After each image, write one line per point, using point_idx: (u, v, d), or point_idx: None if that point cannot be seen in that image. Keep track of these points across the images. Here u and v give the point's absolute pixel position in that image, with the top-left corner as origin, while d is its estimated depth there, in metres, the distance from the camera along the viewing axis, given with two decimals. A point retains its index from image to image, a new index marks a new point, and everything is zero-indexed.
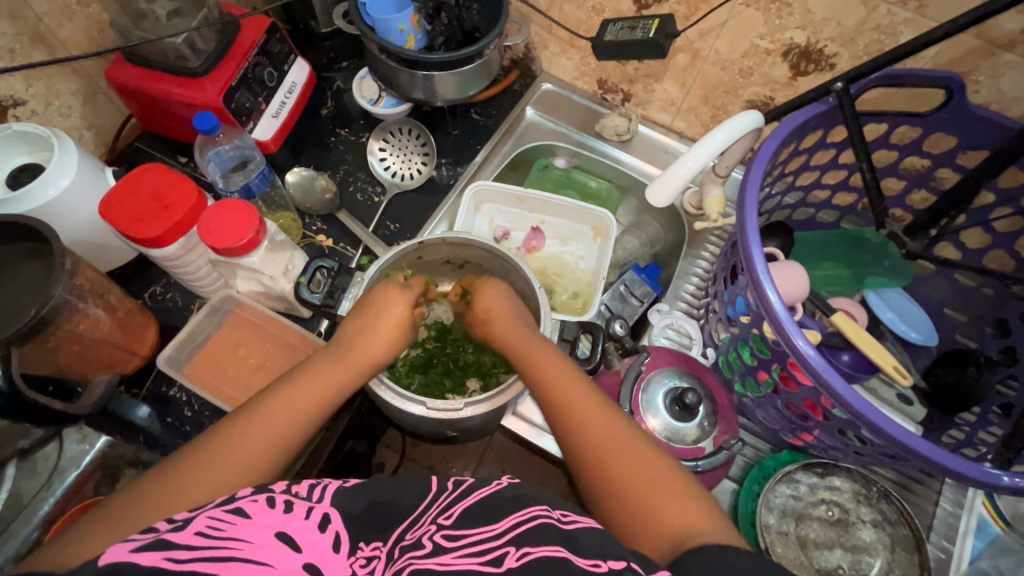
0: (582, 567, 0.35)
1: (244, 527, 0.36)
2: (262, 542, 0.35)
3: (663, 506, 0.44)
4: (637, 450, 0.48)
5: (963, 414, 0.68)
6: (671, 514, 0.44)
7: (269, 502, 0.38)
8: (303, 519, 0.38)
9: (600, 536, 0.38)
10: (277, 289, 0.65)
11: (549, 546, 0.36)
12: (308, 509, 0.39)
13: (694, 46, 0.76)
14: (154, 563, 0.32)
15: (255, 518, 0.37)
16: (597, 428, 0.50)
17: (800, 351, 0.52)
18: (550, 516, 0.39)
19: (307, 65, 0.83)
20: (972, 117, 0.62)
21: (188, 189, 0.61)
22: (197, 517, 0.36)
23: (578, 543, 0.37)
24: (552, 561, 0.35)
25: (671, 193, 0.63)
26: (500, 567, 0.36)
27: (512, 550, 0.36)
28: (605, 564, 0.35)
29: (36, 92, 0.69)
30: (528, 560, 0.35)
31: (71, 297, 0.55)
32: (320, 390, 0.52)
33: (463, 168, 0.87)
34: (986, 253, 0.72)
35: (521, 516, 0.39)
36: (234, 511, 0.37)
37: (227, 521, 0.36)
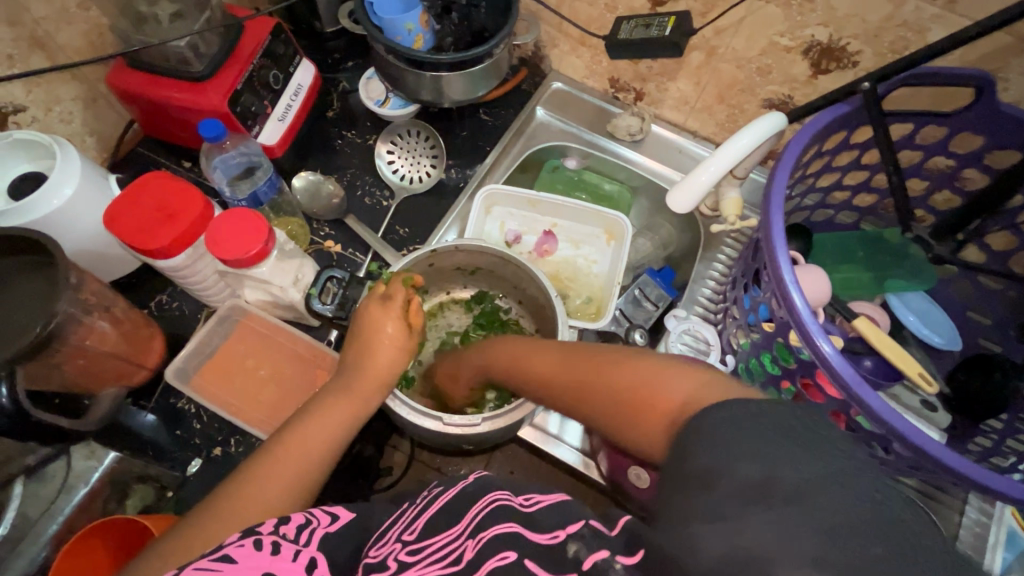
0: (539, 543, 0.33)
1: (233, 571, 0.36)
2: None
3: (650, 395, 0.40)
4: (623, 363, 0.44)
5: (990, 421, 0.67)
6: (669, 393, 0.39)
7: (255, 544, 0.38)
8: (290, 561, 0.38)
9: (559, 507, 0.35)
10: (287, 299, 0.64)
11: (503, 524, 0.35)
12: (297, 551, 0.39)
13: (710, 44, 0.74)
14: None
15: (241, 562, 0.37)
16: (574, 370, 0.47)
17: (830, 363, 0.50)
18: (511, 499, 0.36)
19: (312, 66, 0.81)
20: (1002, 116, 0.60)
21: (192, 197, 0.59)
22: (186, 569, 0.36)
23: (536, 519, 0.34)
24: (506, 541, 0.34)
25: (691, 198, 0.61)
26: (460, 564, 0.34)
27: (470, 541, 0.35)
28: (565, 532, 0.33)
29: (36, 98, 0.67)
30: (484, 542, 0.34)
31: (76, 311, 0.53)
32: (327, 427, 0.52)
33: (473, 170, 0.86)
34: (1012, 255, 0.70)
35: (480, 505, 0.37)
36: (222, 558, 0.37)
37: (216, 568, 0.36)
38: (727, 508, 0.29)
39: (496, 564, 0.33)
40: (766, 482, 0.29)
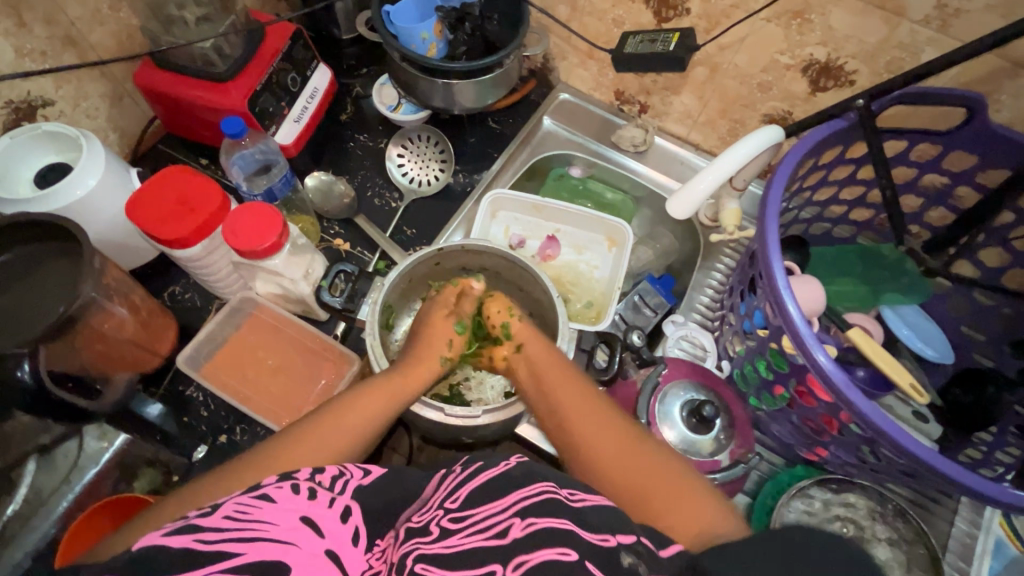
0: (591, 540, 0.36)
1: (268, 511, 0.38)
2: (287, 524, 0.37)
3: (674, 506, 0.45)
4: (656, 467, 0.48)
5: (980, 433, 0.68)
6: (690, 513, 0.44)
7: (293, 488, 0.40)
8: (326, 507, 0.40)
9: (605, 513, 0.39)
10: (297, 292, 0.66)
11: (554, 518, 0.37)
12: (332, 499, 0.41)
13: (714, 60, 0.76)
14: (185, 544, 0.35)
15: (279, 503, 0.39)
16: (600, 433, 0.50)
17: (820, 365, 0.52)
18: (557, 492, 0.40)
19: (329, 71, 0.84)
20: (995, 136, 0.62)
21: (211, 191, 0.62)
22: (224, 503, 0.38)
23: (585, 518, 0.38)
24: (557, 532, 0.36)
25: (691, 205, 0.64)
26: (506, 539, 0.37)
27: (516, 520, 0.38)
28: (614, 537, 0.37)
29: (64, 93, 0.70)
30: (533, 529, 0.37)
31: (97, 296, 0.55)
32: (373, 410, 0.52)
33: (480, 176, 0.88)
34: (1004, 272, 0.71)
35: (526, 492, 0.40)
36: (261, 497, 0.39)
37: (253, 505, 0.38)
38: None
39: (556, 557, 0.35)
40: None
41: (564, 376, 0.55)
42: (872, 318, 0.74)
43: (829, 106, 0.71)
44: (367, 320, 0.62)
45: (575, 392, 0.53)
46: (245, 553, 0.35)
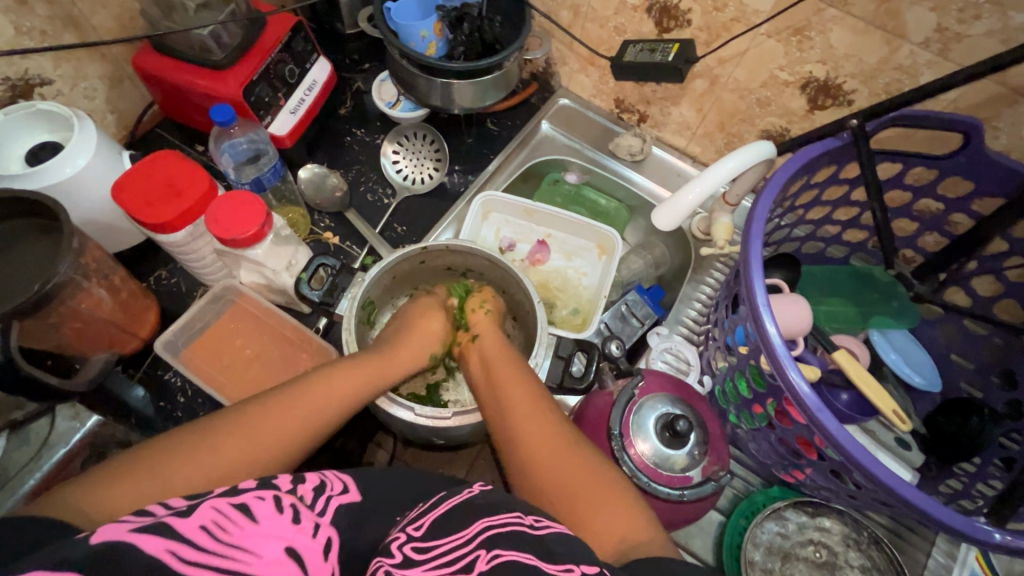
0: (552, 572, 0.34)
1: (249, 535, 0.34)
2: (271, 557, 0.34)
3: (602, 515, 0.46)
4: (589, 471, 0.49)
5: (962, 464, 0.67)
6: (614, 524, 0.46)
7: (276, 505, 0.37)
8: (310, 537, 0.37)
9: (571, 544, 0.38)
10: (278, 283, 0.66)
11: (520, 553, 0.36)
12: (315, 527, 0.38)
13: (713, 72, 0.76)
14: (156, 553, 0.31)
15: (261, 525, 0.35)
16: (541, 437, 0.52)
17: (795, 386, 0.51)
18: (522, 521, 0.39)
19: (329, 65, 0.84)
20: (990, 163, 0.61)
21: (200, 178, 0.62)
22: (201, 506, 0.35)
23: (551, 549, 0.37)
24: (523, 567, 0.35)
25: (677, 217, 0.63)
26: (471, 573, 0.35)
27: (483, 553, 0.36)
28: (578, 569, 0.35)
29: (63, 73, 0.71)
30: (498, 563, 0.35)
31: (75, 276, 0.56)
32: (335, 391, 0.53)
33: (474, 177, 0.88)
34: (996, 302, 0.70)
35: (492, 521, 0.39)
36: (240, 508, 0.36)
37: (232, 520, 0.35)
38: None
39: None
40: None
41: (515, 378, 0.56)
42: (860, 341, 0.74)
43: (826, 124, 0.70)
44: (346, 315, 0.62)
45: (521, 394, 0.54)
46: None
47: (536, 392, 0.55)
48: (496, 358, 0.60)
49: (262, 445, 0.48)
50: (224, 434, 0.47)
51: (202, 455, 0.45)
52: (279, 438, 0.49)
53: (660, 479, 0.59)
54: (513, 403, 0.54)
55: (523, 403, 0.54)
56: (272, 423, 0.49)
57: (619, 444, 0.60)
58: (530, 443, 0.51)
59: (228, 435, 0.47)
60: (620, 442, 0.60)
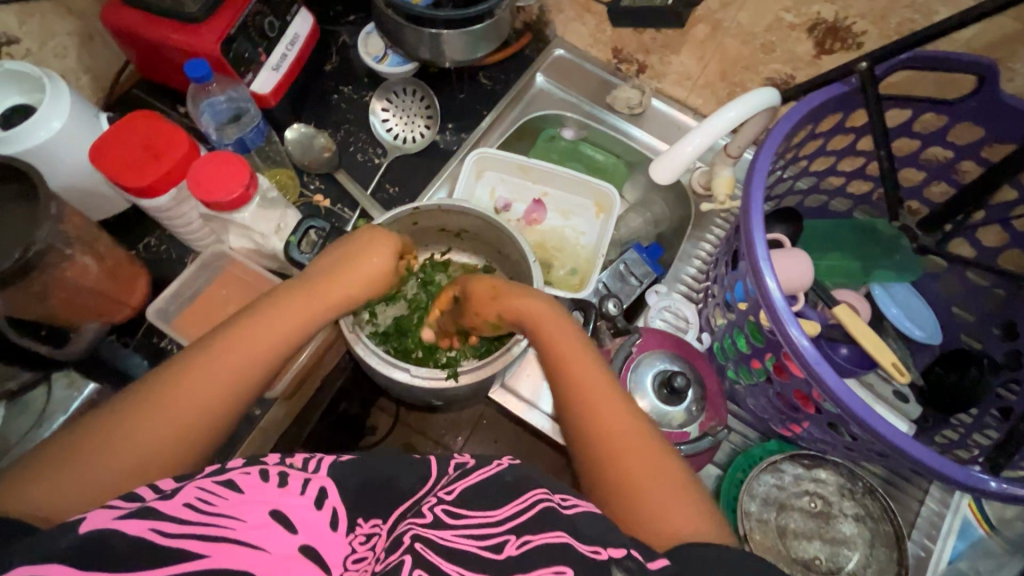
0: (583, 554, 0.35)
1: (235, 504, 0.36)
2: (256, 521, 0.35)
3: (664, 506, 0.43)
4: (664, 459, 0.45)
5: (960, 414, 0.67)
6: (669, 512, 0.42)
7: (261, 476, 0.38)
8: (297, 496, 0.38)
9: (598, 523, 0.37)
10: (268, 247, 0.64)
11: (552, 533, 0.36)
12: (303, 484, 0.39)
13: (715, 17, 0.76)
14: (141, 532, 0.32)
15: (248, 494, 0.37)
16: (611, 417, 0.47)
17: (793, 340, 0.50)
18: (551, 499, 0.38)
19: (311, 16, 0.80)
20: (1003, 107, 0.59)
21: (179, 138, 0.59)
22: (185, 488, 0.36)
23: (579, 531, 0.36)
24: (553, 549, 0.35)
25: (676, 169, 0.61)
26: (501, 555, 0.35)
27: (513, 539, 0.36)
28: (605, 551, 0.35)
29: (30, 30, 0.67)
30: (529, 548, 0.35)
31: (56, 244, 0.54)
32: (276, 328, 0.49)
33: (468, 134, 0.85)
34: (1001, 252, 0.69)
35: (522, 502, 0.38)
36: (226, 484, 0.37)
37: (219, 494, 0.36)
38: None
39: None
40: None
41: (577, 350, 0.51)
42: (861, 296, 0.73)
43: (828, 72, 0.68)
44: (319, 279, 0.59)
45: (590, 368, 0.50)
46: (210, 554, 0.33)
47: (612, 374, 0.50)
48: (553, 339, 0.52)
49: (228, 380, 0.46)
50: (183, 382, 0.45)
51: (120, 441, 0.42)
52: (243, 370, 0.47)
53: None
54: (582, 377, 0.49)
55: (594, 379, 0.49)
56: (187, 396, 0.44)
57: None
58: (594, 420, 0.47)
59: (168, 397, 0.44)
60: None
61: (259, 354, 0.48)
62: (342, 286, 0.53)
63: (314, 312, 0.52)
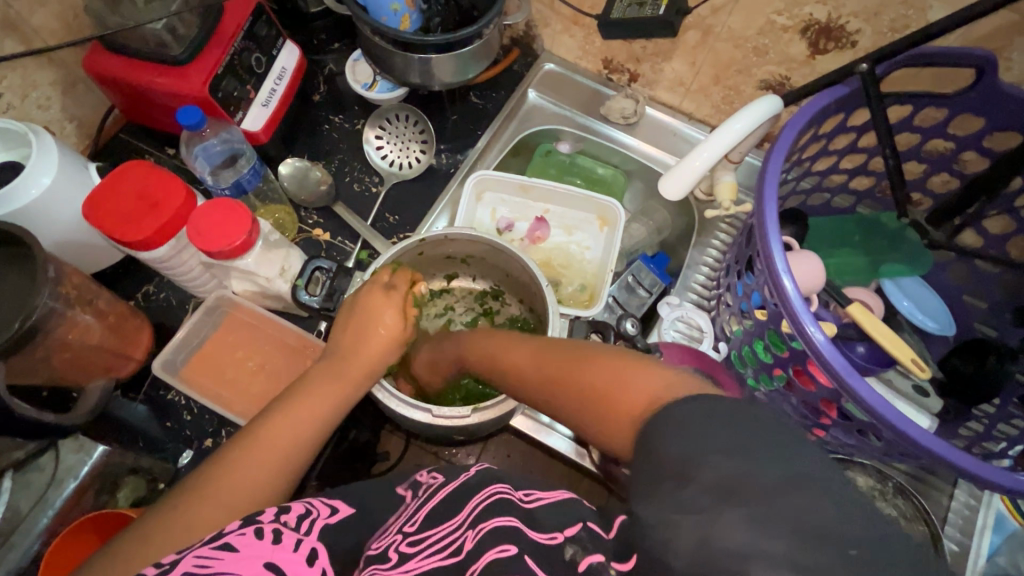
0: (535, 541, 0.34)
1: (231, 562, 0.35)
2: (249, 573, 0.35)
3: (618, 390, 0.40)
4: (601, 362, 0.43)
5: (982, 406, 0.67)
6: (634, 390, 0.39)
7: (256, 533, 0.37)
8: (290, 551, 0.37)
9: (560, 509, 0.37)
10: (273, 290, 0.63)
11: (503, 518, 0.36)
12: (298, 540, 0.38)
13: (706, 23, 0.72)
14: None
15: (241, 552, 0.36)
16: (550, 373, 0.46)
17: (821, 351, 0.49)
18: (511, 493, 0.38)
19: (297, 49, 0.79)
20: (1004, 97, 0.59)
21: (175, 187, 0.58)
22: (184, 558, 0.36)
23: (536, 517, 0.36)
24: (505, 531, 0.35)
25: (684, 183, 0.60)
26: (460, 556, 0.35)
27: (470, 532, 0.36)
28: (563, 534, 0.35)
29: (10, 83, 0.65)
30: (483, 536, 0.35)
31: (57, 305, 0.52)
32: (314, 412, 0.49)
33: (463, 156, 0.84)
34: (1009, 239, 0.69)
35: (482, 497, 0.37)
36: (222, 547, 0.36)
37: (215, 557, 0.36)
38: (702, 501, 0.30)
39: (495, 556, 0.34)
40: (737, 481, 0.30)
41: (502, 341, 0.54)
42: (873, 292, 0.72)
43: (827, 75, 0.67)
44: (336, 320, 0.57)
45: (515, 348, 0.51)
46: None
47: (544, 341, 0.49)
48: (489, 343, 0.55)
49: (275, 462, 0.45)
50: (233, 464, 0.44)
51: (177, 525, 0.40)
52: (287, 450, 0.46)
53: None
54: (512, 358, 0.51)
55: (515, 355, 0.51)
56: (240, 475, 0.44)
57: None
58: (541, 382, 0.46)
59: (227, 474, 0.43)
60: None
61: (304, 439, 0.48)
62: (368, 356, 0.54)
63: (350, 388, 0.53)
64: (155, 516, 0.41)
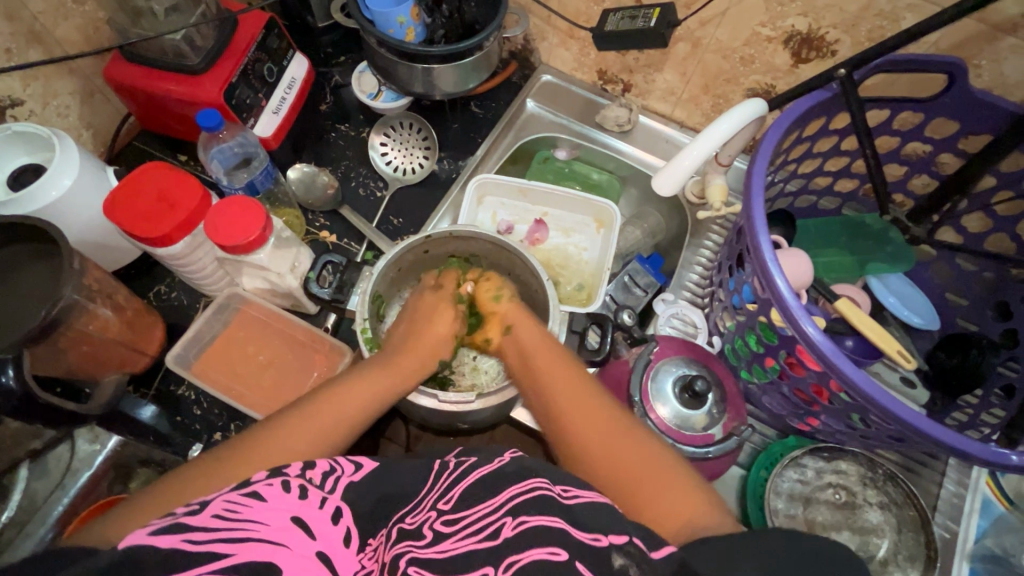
0: (581, 540, 0.35)
1: (259, 511, 0.38)
2: (278, 525, 0.38)
3: (657, 497, 0.45)
4: (640, 448, 0.49)
5: (966, 396, 0.70)
6: (669, 503, 0.45)
7: (284, 487, 0.41)
8: (316, 508, 0.41)
9: (601, 509, 0.38)
10: (284, 286, 0.65)
11: (547, 518, 0.36)
12: (322, 499, 0.42)
13: (695, 35, 0.76)
14: (174, 544, 0.35)
15: (270, 502, 0.39)
16: (600, 425, 0.51)
17: (810, 337, 0.52)
18: (551, 489, 0.38)
19: (306, 60, 0.83)
20: (974, 101, 0.63)
21: (191, 186, 0.61)
22: (213, 502, 0.38)
23: (578, 518, 0.37)
24: (547, 531, 0.35)
25: (677, 181, 0.64)
26: (498, 540, 0.36)
27: (509, 520, 0.36)
28: (606, 538, 0.36)
29: (33, 91, 0.69)
30: (524, 529, 0.36)
31: (80, 298, 0.54)
32: (363, 391, 0.54)
33: (465, 162, 0.87)
34: (987, 237, 0.72)
35: (519, 487, 0.38)
36: (250, 495, 0.39)
37: (242, 504, 0.38)
38: None
39: (545, 556, 0.34)
40: None
41: (553, 361, 0.57)
42: (859, 288, 0.75)
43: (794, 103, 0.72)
44: (358, 309, 0.61)
45: (571, 383, 0.54)
46: (235, 553, 0.35)
47: (594, 388, 0.54)
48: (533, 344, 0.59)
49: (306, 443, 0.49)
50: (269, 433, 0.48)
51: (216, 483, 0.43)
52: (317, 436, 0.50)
53: (685, 439, 0.59)
54: (557, 389, 0.54)
55: (562, 384, 0.55)
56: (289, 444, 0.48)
57: (641, 411, 0.60)
58: (585, 425, 0.51)
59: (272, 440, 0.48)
60: (641, 408, 0.60)
61: (332, 428, 0.51)
62: (428, 342, 0.61)
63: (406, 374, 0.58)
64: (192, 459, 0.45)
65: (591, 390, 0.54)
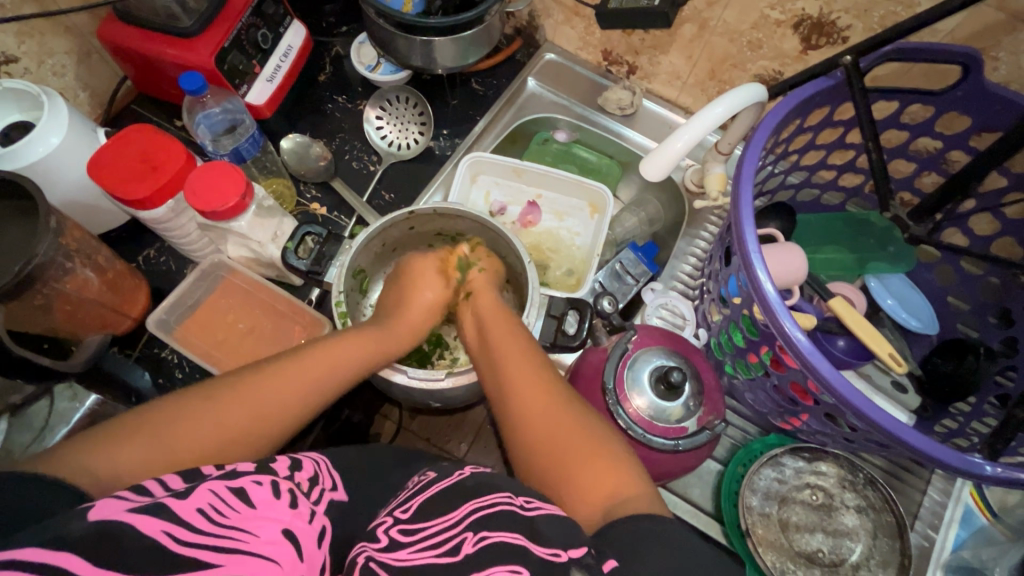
0: (541, 557, 0.34)
1: (249, 517, 0.35)
2: (268, 538, 0.35)
3: (588, 474, 0.45)
4: (571, 427, 0.49)
5: (959, 403, 0.67)
6: (603, 482, 0.44)
7: (273, 491, 0.39)
8: (305, 523, 0.39)
9: (560, 525, 0.37)
10: (266, 255, 0.66)
11: (509, 533, 0.36)
12: (311, 513, 0.40)
13: (702, 16, 0.73)
14: (156, 534, 0.32)
15: (259, 508, 0.36)
16: (535, 401, 0.51)
17: (788, 334, 0.50)
18: (512, 502, 0.39)
19: (303, 28, 0.82)
20: (989, 96, 0.59)
21: (174, 149, 0.60)
22: (199, 489, 0.36)
23: (538, 531, 0.36)
24: (511, 548, 0.35)
25: (665, 166, 0.62)
26: (459, 557, 0.36)
27: (470, 536, 0.37)
28: (566, 554, 0.35)
29: (28, 49, 0.68)
30: (485, 545, 0.36)
31: (56, 256, 0.55)
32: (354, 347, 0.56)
33: (461, 139, 0.86)
34: (994, 241, 0.69)
35: (482, 503, 0.39)
36: (240, 493, 0.37)
37: (232, 503, 0.36)
38: None
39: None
40: None
41: (508, 336, 0.57)
42: (856, 288, 0.73)
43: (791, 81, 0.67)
44: (335, 282, 0.61)
45: (514, 355, 0.55)
46: (219, 560, 0.32)
47: (533, 356, 0.55)
48: (485, 319, 0.60)
49: (258, 413, 0.48)
50: (211, 406, 0.47)
51: (189, 427, 0.46)
52: (273, 409, 0.49)
53: (657, 430, 0.58)
54: (504, 360, 0.54)
55: (507, 354, 0.55)
56: (254, 402, 0.49)
57: (615, 399, 0.59)
58: (520, 399, 0.51)
59: (244, 391, 0.49)
60: (615, 397, 0.59)
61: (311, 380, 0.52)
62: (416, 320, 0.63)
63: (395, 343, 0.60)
64: (139, 417, 0.46)
65: (535, 362, 0.54)
